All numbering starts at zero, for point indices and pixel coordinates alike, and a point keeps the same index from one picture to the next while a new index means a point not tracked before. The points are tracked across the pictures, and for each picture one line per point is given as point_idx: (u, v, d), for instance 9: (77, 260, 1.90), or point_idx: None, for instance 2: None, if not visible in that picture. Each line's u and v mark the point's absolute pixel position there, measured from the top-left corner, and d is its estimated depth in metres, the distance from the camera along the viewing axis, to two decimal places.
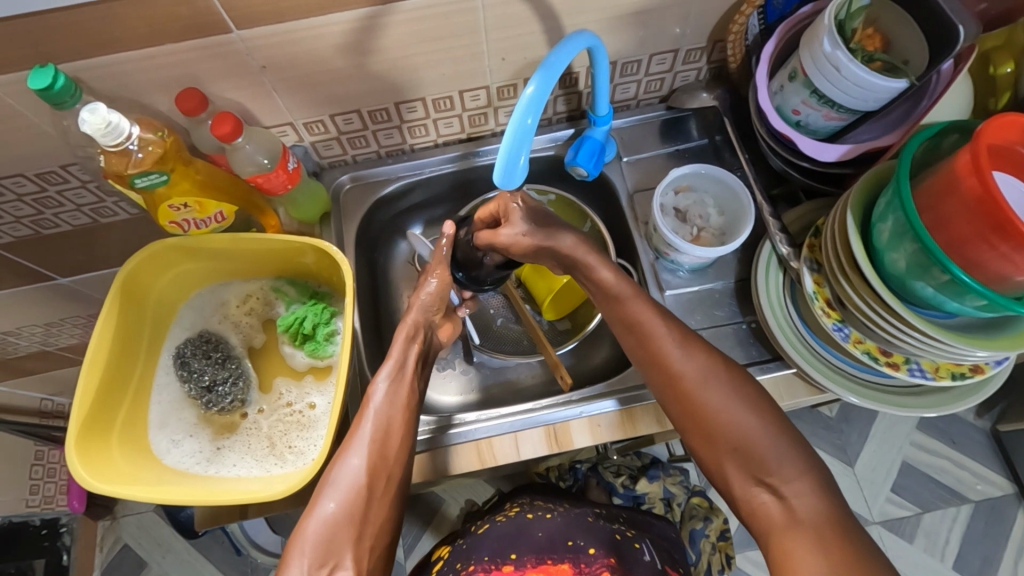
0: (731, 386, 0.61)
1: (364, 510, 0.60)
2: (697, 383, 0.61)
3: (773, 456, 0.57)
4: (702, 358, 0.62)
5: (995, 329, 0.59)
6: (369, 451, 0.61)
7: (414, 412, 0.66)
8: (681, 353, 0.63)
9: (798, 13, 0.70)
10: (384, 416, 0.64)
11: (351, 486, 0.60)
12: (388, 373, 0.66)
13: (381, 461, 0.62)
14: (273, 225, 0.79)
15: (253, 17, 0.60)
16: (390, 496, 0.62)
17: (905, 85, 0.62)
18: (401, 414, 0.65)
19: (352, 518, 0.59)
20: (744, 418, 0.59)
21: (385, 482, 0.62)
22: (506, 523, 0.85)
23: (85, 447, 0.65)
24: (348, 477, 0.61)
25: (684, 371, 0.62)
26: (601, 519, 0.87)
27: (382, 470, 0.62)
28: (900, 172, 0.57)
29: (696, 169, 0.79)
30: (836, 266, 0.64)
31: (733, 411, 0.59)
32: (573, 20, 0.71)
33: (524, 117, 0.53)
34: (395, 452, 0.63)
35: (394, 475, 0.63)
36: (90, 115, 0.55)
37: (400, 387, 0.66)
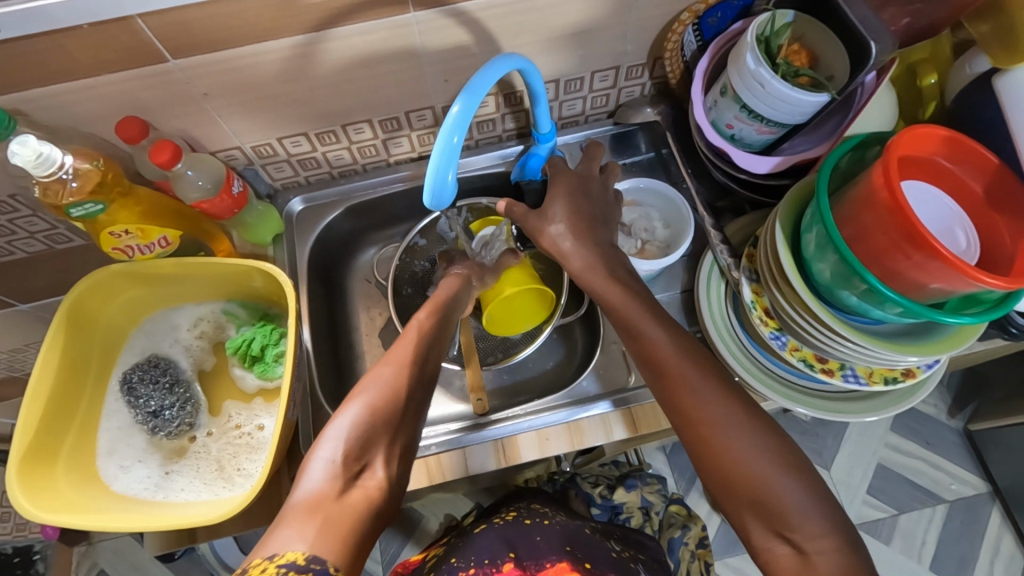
0: (751, 428, 0.56)
1: (399, 416, 0.57)
2: (721, 428, 0.56)
3: (798, 511, 0.53)
4: (725, 398, 0.58)
5: (920, 334, 0.60)
6: (405, 363, 0.60)
7: (445, 345, 0.66)
8: (705, 399, 0.58)
9: (729, 30, 0.72)
10: (423, 338, 0.64)
11: (386, 387, 0.57)
12: (427, 310, 0.68)
13: (417, 375, 0.60)
14: (224, 248, 0.81)
15: (188, 46, 0.61)
16: (417, 412, 0.59)
17: (826, 99, 0.63)
18: (436, 339, 0.65)
19: (388, 416, 0.56)
20: (765, 464, 0.55)
21: (417, 400, 0.59)
22: (506, 527, 0.85)
23: (28, 476, 0.65)
24: (385, 379, 0.58)
25: (707, 413, 0.57)
26: (597, 536, 0.90)
27: (419, 387, 0.60)
28: (820, 185, 0.58)
29: (637, 182, 0.82)
30: (770, 275, 0.66)
31: (755, 452, 0.55)
32: (510, 41, 0.72)
33: (450, 136, 0.54)
34: (428, 370, 0.62)
35: (425, 394, 0.60)
36: (21, 147, 0.56)
37: (439, 318, 0.67)
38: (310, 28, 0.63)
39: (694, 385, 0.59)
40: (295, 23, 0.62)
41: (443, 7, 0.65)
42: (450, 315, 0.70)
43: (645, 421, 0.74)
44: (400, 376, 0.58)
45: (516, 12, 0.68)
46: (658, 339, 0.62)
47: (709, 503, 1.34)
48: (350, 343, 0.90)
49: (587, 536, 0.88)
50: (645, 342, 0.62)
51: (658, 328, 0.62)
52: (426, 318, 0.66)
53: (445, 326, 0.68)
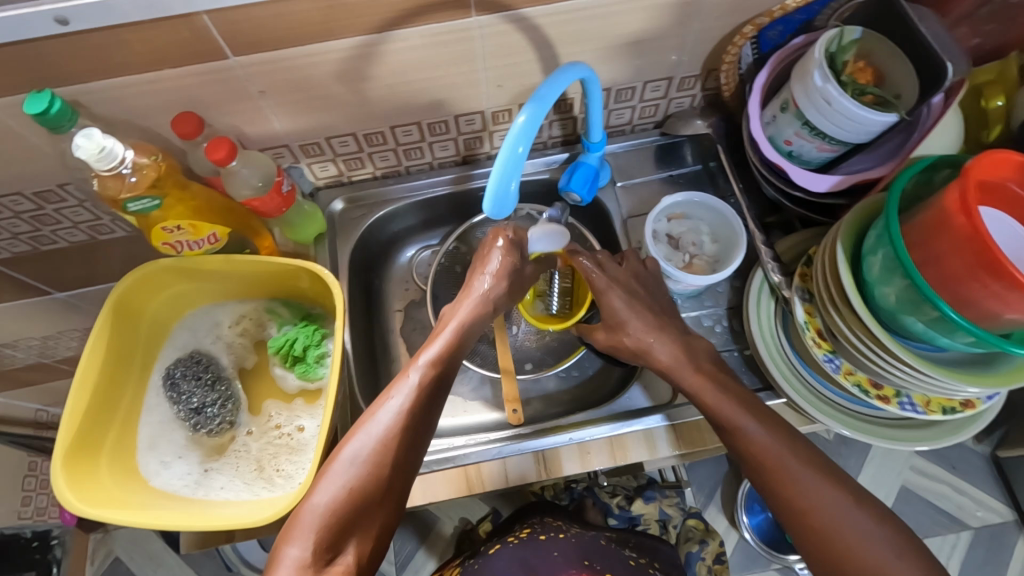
0: (859, 508, 0.55)
1: (376, 494, 0.56)
2: (844, 529, 0.54)
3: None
4: (841, 495, 0.56)
5: (984, 365, 0.59)
6: (387, 436, 0.57)
7: (442, 402, 0.62)
8: (820, 493, 0.56)
9: (788, 46, 0.71)
10: (418, 404, 0.60)
11: (367, 464, 0.56)
12: (429, 358, 0.63)
13: (400, 449, 0.57)
14: (267, 246, 0.80)
15: (250, 43, 0.60)
16: (402, 485, 0.58)
17: (895, 119, 0.62)
18: (431, 401, 0.61)
19: (363, 499, 0.55)
20: (896, 562, 0.52)
21: (401, 476, 0.57)
22: (519, 545, 0.86)
23: (72, 470, 0.65)
24: (364, 454, 0.56)
25: (823, 509, 0.55)
26: (612, 545, 0.89)
27: (403, 462, 0.58)
28: (889, 206, 0.57)
29: (690, 197, 0.80)
30: (827, 296, 0.64)
31: (880, 550, 0.53)
32: (568, 48, 0.71)
33: (515, 146, 0.53)
34: (419, 436, 0.60)
35: (409, 469, 0.58)
36: (86, 140, 0.56)
37: (440, 375, 0.63)
38: (370, 29, 0.62)
39: (793, 471, 0.57)
40: (357, 24, 0.61)
41: (505, 13, 0.64)
42: (455, 363, 0.65)
43: (687, 440, 0.73)
44: (382, 455, 0.56)
45: (577, 19, 0.67)
46: (755, 436, 0.60)
47: (728, 518, 1.32)
48: (386, 345, 0.89)
49: (602, 547, 0.87)
50: (740, 440, 0.61)
51: (757, 422, 0.61)
52: (425, 371, 0.62)
53: (448, 378, 0.63)
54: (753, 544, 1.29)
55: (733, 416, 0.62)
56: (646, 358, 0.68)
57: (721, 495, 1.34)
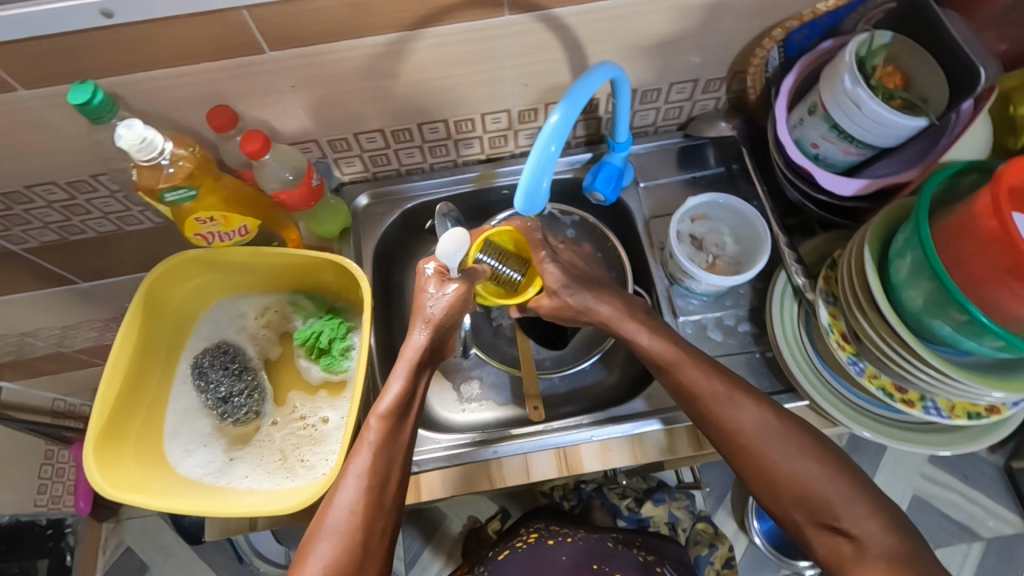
0: (791, 436, 0.62)
1: (358, 553, 0.58)
2: (767, 443, 0.62)
3: (841, 501, 0.59)
4: (762, 413, 0.63)
5: (1011, 370, 0.59)
6: (355, 499, 0.58)
7: (405, 450, 0.62)
8: (743, 416, 0.62)
9: (819, 48, 0.71)
10: (379, 460, 0.60)
11: (340, 531, 0.58)
12: (385, 409, 0.62)
13: (374, 509, 0.59)
14: (293, 239, 0.81)
15: (285, 38, 0.61)
16: (382, 538, 0.60)
17: (924, 123, 0.62)
18: (391, 453, 0.61)
19: (345, 568, 0.57)
20: (809, 467, 0.60)
21: (377, 526, 0.59)
22: (527, 550, 0.88)
23: (102, 454, 0.66)
24: (338, 520, 0.58)
25: (747, 428, 0.62)
26: (620, 546, 0.90)
27: (376, 515, 0.59)
28: (919, 209, 0.57)
29: (713, 199, 0.80)
30: (852, 299, 0.64)
31: (796, 459, 0.61)
32: (595, 49, 0.72)
33: (548, 144, 0.54)
34: (387, 487, 0.60)
35: (385, 519, 0.60)
36: (127, 130, 0.57)
37: (398, 421, 0.62)
38: (403, 26, 0.63)
39: (737, 411, 0.62)
40: (389, 21, 0.62)
41: (535, 11, 0.64)
42: (413, 402, 0.65)
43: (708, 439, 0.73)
44: (354, 517, 0.58)
45: (605, 19, 0.67)
46: (696, 377, 0.64)
47: (737, 522, 1.32)
48: (405, 340, 0.90)
49: (609, 549, 0.88)
50: (680, 380, 0.65)
51: (690, 360, 0.65)
52: (379, 423, 0.61)
53: (405, 422, 0.63)
54: (763, 549, 1.29)
55: (670, 355, 0.66)
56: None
57: (730, 500, 1.34)
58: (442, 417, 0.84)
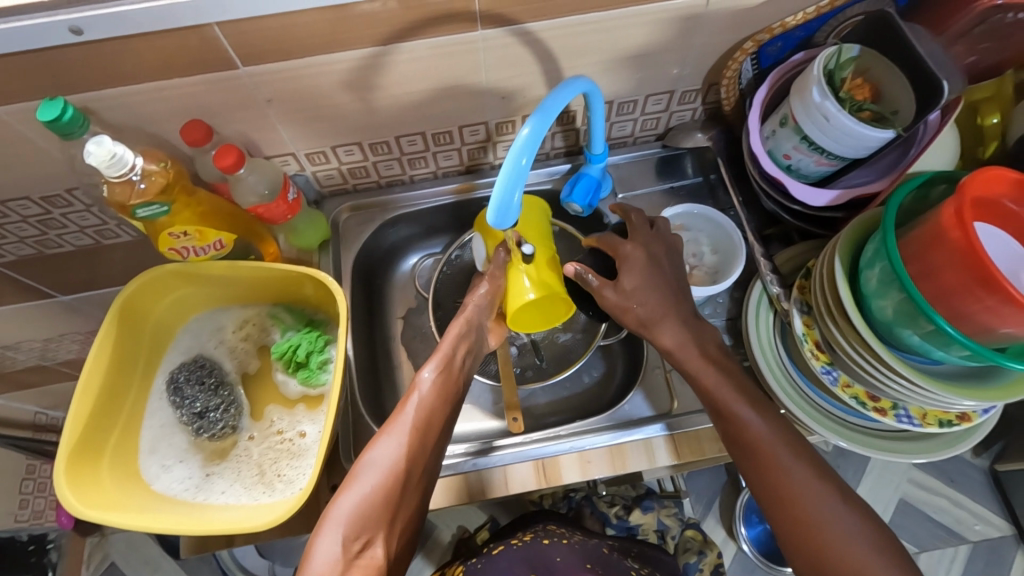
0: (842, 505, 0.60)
1: (400, 493, 0.60)
2: (815, 512, 0.60)
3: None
4: (821, 484, 0.60)
5: (980, 379, 0.59)
6: (405, 439, 0.62)
7: (454, 409, 0.67)
8: (800, 482, 0.61)
9: (790, 61, 0.72)
10: (428, 408, 0.64)
11: (388, 464, 0.60)
12: (438, 364, 0.67)
13: (418, 452, 0.62)
14: (272, 252, 0.80)
15: (260, 54, 0.62)
16: (420, 485, 0.62)
17: (891, 134, 0.63)
18: (444, 405, 0.66)
19: (388, 497, 0.59)
20: (860, 548, 0.58)
21: (420, 472, 0.62)
22: (521, 548, 0.87)
23: (75, 472, 0.65)
24: (386, 458, 0.60)
25: (801, 495, 0.60)
26: (614, 554, 0.90)
27: (421, 458, 0.62)
28: (886, 221, 0.58)
29: (690, 208, 0.82)
30: (825, 309, 0.65)
31: (847, 535, 0.58)
32: (571, 61, 0.72)
33: (518, 158, 0.54)
34: (434, 437, 0.64)
35: (428, 465, 0.63)
36: (97, 147, 0.57)
37: (446, 379, 0.67)
38: (378, 41, 0.63)
39: (785, 463, 0.61)
40: (365, 36, 0.62)
41: (510, 26, 0.65)
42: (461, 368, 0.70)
43: (686, 448, 0.74)
44: (401, 454, 0.61)
45: (581, 33, 0.68)
46: (751, 423, 0.63)
47: (726, 529, 1.32)
48: (387, 352, 0.89)
49: (603, 555, 0.88)
50: (735, 425, 0.64)
51: (754, 411, 0.64)
52: (435, 374, 0.66)
53: (456, 385, 0.68)
54: (751, 556, 1.29)
55: (730, 401, 0.65)
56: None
57: (719, 506, 1.34)
58: None
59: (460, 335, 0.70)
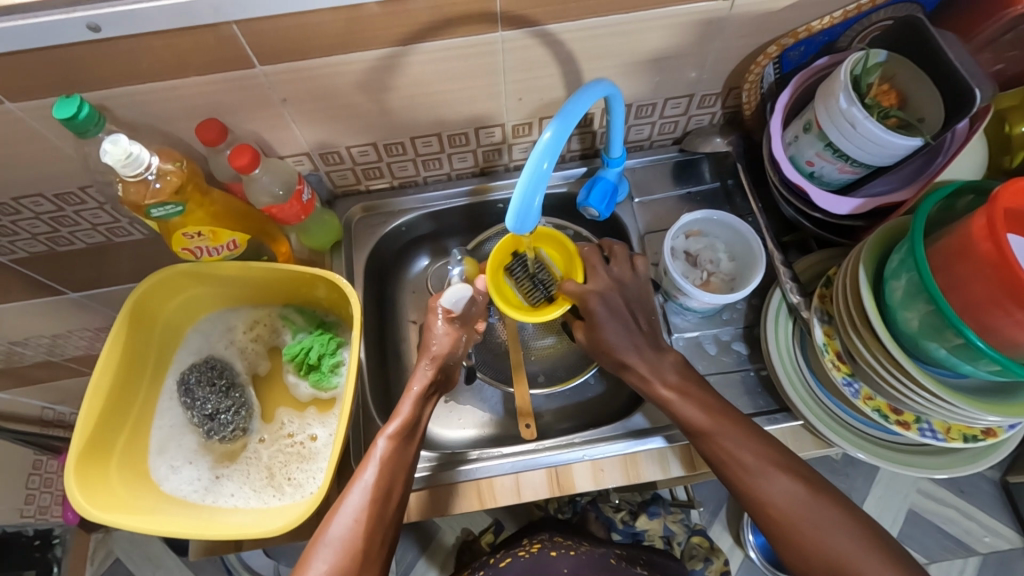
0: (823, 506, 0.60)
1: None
2: (795, 516, 0.60)
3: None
4: (789, 483, 0.60)
5: (1007, 394, 0.58)
6: (363, 512, 0.59)
7: (409, 474, 0.64)
8: (768, 484, 0.61)
9: (815, 65, 0.70)
10: (387, 476, 0.61)
11: (340, 547, 0.58)
12: (393, 428, 0.64)
13: (375, 527, 0.59)
14: (285, 252, 0.80)
15: (277, 53, 0.61)
16: (376, 566, 0.60)
17: (919, 143, 0.62)
18: (402, 472, 0.63)
19: None
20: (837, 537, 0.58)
21: (376, 548, 0.59)
22: (528, 560, 0.87)
23: (84, 472, 0.65)
24: (340, 537, 0.58)
25: (772, 496, 0.60)
26: (623, 563, 0.88)
27: (377, 535, 0.59)
28: (914, 231, 0.57)
29: (708, 215, 0.80)
30: (847, 320, 0.64)
31: (825, 530, 0.59)
32: (590, 64, 0.71)
33: (539, 162, 0.53)
34: (390, 508, 0.61)
35: (385, 539, 0.60)
36: (113, 146, 0.56)
37: (406, 445, 0.64)
38: (397, 41, 0.62)
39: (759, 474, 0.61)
40: (382, 36, 0.61)
41: (530, 28, 0.64)
42: (418, 429, 0.67)
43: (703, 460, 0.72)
44: (355, 532, 0.58)
45: (602, 35, 0.67)
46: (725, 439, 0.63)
47: (733, 536, 1.31)
48: (398, 354, 0.89)
49: (610, 565, 0.86)
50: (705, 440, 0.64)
51: (726, 425, 0.63)
52: (389, 440, 0.64)
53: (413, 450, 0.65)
54: (758, 563, 1.28)
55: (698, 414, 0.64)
56: (667, 378, 0.67)
57: (726, 514, 1.33)
58: (435, 434, 0.83)
59: (420, 397, 0.68)
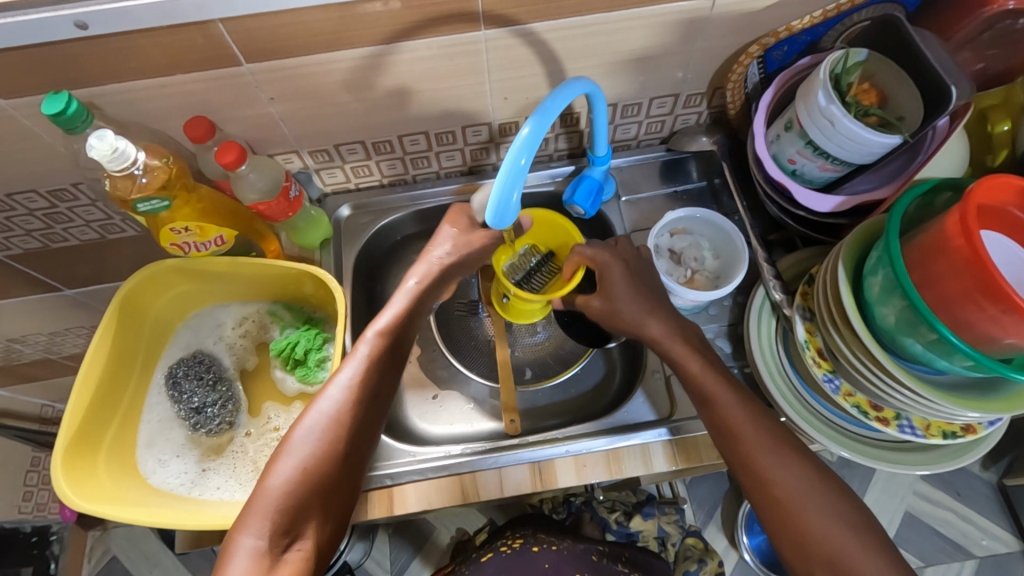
0: (828, 498, 0.59)
1: (328, 470, 0.58)
2: (800, 500, 0.59)
3: (870, 571, 0.56)
4: (801, 469, 0.61)
5: (984, 390, 0.58)
6: (339, 410, 0.61)
7: (389, 381, 0.66)
8: (826, 519, 0.58)
9: (796, 65, 0.71)
10: (365, 378, 0.64)
11: (315, 441, 0.59)
12: (376, 334, 0.67)
13: (352, 425, 0.61)
14: (273, 249, 0.81)
15: (263, 51, 0.62)
16: (354, 468, 0.61)
17: (898, 140, 0.62)
18: (381, 376, 0.65)
19: (320, 475, 0.58)
20: (842, 534, 0.58)
21: (351, 449, 0.60)
22: (511, 555, 0.88)
23: (72, 464, 0.66)
24: (315, 429, 0.60)
25: (795, 496, 0.60)
26: (604, 560, 0.88)
27: (355, 434, 0.61)
28: (890, 228, 0.57)
29: (691, 213, 0.80)
30: (827, 316, 0.64)
31: (830, 523, 0.58)
32: (574, 63, 0.72)
33: (517, 158, 0.54)
34: (368, 413, 0.63)
35: (363, 440, 0.62)
36: (99, 142, 0.58)
37: (387, 355, 0.66)
38: (382, 40, 0.63)
39: (768, 453, 0.61)
40: (367, 35, 0.62)
41: (513, 27, 0.65)
42: (403, 345, 0.69)
43: (685, 455, 0.73)
44: (331, 427, 0.60)
45: (584, 35, 0.68)
46: (738, 415, 0.63)
47: (727, 538, 1.30)
48: None
49: (591, 562, 0.87)
50: (720, 415, 0.64)
51: (744, 407, 0.64)
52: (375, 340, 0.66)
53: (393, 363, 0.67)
54: (753, 565, 1.27)
55: None
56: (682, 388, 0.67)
57: (721, 514, 1.33)
58: (420, 430, 0.83)
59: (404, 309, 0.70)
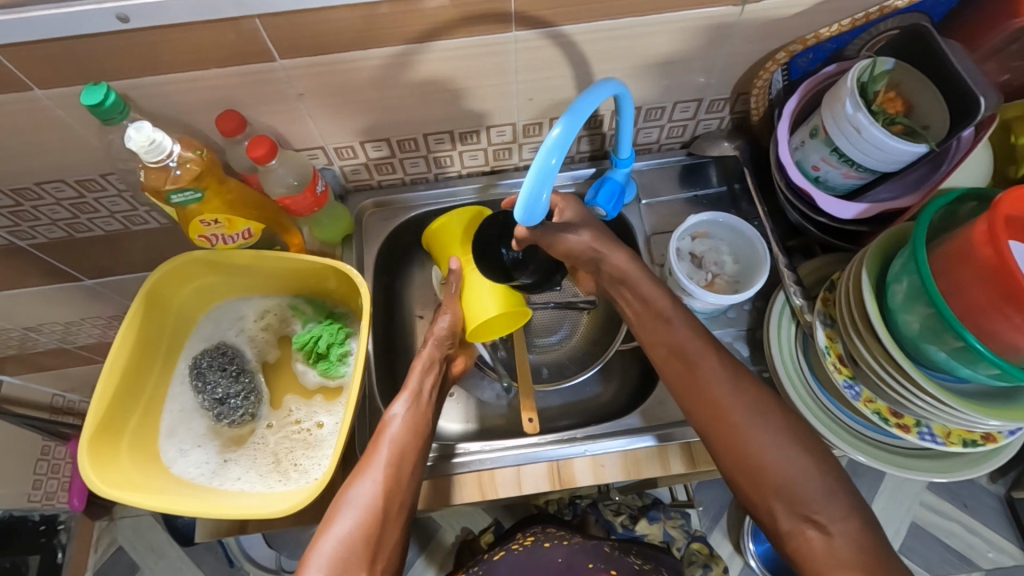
0: (775, 420, 0.62)
1: (378, 530, 0.62)
2: (748, 423, 0.62)
3: (818, 490, 0.59)
4: (748, 393, 0.63)
5: (1006, 399, 0.58)
6: (380, 475, 0.63)
7: (427, 438, 0.69)
8: (774, 439, 0.61)
9: (821, 73, 0.72)
10: (401, 441, 0.66)
11: (363, 507, 0.62)
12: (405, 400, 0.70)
13: (394, 487, 0.64)
14: (296, 243, 0.82)
15: (297, 47, 0.63)
16: (401, 521, 0.64)
17: (924, 149, 0.63)
18: (416, 435, 0.68)
19: (369, 536, 0.61)
20: (788, 453, 0.60)
21: (398, 506, 0.63)
22: (524, 551, 0.88)
23: (97, 450, 0.67)
24: (362, 498, 0.63)
25: (741, 417, 0.62)
26: (617, 551, 0.89)
27: (398, 494, 0.64)
28: (916, 236, 0.58)
29: (714, 217, 0.81)
30: (850, 322, 0.64)
31: (777, 444, 0.61)
32: (601, 66, 0.73)
33: (548, 158, 0.54)
34: (409, 473, 0.65)
35: (408, 497, 0.64)
36: (137, 133, 0.58)
37: (418, 412, 0.69)
38: (414, 39, 0.64)
39: (717, 379, 0.64)
40: (399, 33, 0.63)
41: (544, 29, 0.66)
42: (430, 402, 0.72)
43: (702, 457, 0.73)
44: (376, 493, 0.63)
45: (613, 39, 0.68)
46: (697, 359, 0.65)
47: (732, 543, 1.31)
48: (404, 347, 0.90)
49: (603, 555, 0.87)
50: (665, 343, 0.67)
51: (690, 332, 0.67)
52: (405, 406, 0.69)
53: (427, 421, 0.69)
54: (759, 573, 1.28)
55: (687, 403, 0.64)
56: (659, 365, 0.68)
57: (727, 520, 1.32)
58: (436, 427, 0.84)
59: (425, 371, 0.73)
